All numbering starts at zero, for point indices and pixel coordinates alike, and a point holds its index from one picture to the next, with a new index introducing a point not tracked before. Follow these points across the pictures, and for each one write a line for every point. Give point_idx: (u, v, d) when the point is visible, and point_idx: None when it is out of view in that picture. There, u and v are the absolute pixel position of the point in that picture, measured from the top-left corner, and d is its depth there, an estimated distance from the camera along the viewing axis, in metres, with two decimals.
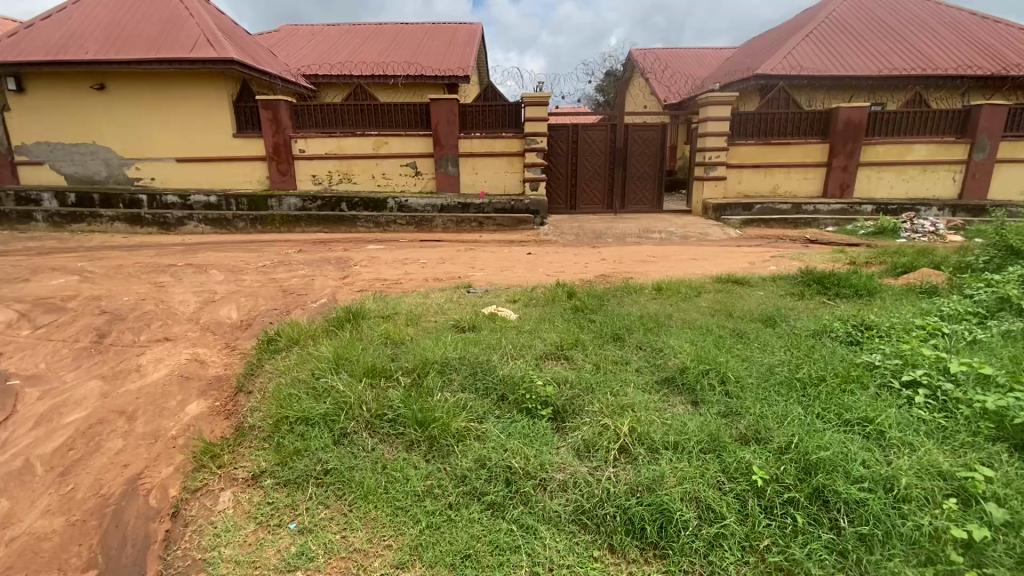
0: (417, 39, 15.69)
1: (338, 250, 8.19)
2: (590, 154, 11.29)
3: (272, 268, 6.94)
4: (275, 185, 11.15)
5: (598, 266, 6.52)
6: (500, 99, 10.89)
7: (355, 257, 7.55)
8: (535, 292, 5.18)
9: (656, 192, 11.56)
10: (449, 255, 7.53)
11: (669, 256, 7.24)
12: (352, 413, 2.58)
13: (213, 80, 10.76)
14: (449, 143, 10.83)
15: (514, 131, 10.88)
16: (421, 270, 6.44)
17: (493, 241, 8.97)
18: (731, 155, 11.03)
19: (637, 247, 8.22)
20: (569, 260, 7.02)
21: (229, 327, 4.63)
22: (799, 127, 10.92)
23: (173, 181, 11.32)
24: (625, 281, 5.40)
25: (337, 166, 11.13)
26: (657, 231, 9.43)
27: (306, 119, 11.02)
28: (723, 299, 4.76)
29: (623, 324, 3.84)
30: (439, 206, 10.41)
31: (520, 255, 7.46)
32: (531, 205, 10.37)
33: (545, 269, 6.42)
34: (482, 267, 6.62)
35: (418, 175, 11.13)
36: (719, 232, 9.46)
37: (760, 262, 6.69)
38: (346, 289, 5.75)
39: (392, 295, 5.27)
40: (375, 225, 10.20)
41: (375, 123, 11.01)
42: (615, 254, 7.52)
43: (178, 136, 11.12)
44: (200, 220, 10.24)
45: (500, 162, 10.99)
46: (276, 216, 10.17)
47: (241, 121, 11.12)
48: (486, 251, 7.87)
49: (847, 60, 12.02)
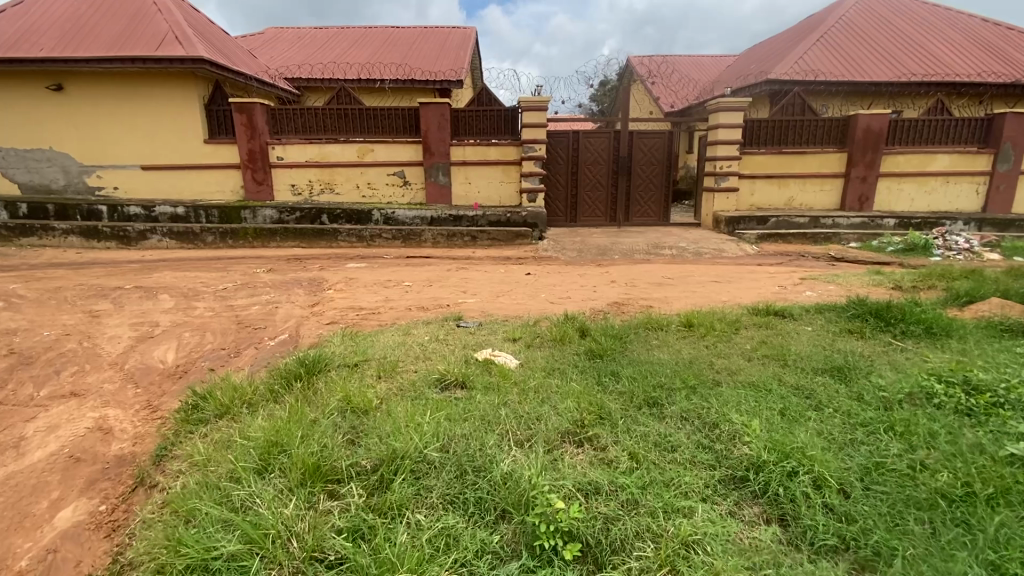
0: (407, 41, 14.88)
1: (313, 270, 7.24)
2: (591, 163, 10.48)
3: (233, 292, 6.02)
4: (250, 196, 10.24)
5: (610, 292, 5.65)
6: (495, 103, 10.09)
7: (331, 278, 6.63)
8: (539, 327, 4.29)
9: (662, 203, 10.77)
10: (438, 276, 6.63)
11: (687, 279, 6.40)
12: (276, 557, 1.69)
13: (182, 80, 9.86)
14: (439, 150, 9.98)
15: (510, 138, 10.07)
16: (405, 296, 5.54)
17: (487, 258, 8.09)
18: (743, 165, 10.25)
19: (648, 266, 7.36)
20: (575, 283, 6.14)
21: (159, 377, 3.71)
22: (815, 134, 10.18)
23: (137, 191, 10.38)
24: (644, 314, 4.55)
25: (318, 175, 10.24)
26: (666, 247, 8.60)
27: (284, 124, 10.15)
28: (769, 339, 3.91)
29: (659, 381, 2.97)
30: (428, 219, 9.56)
31: (518, 275, 6.58)
32: (529, 217, 9.51)
33: (548, 294, 5.54)
34: (476, 292, 5.72)
35: (406, 184, 10.26)
36: (733, 248, 8.66)
37: (794, 288, 5.85)
38: (313, 321, 4.84)
39: (367, 330, 4.36)
40: (358, 240, 9.25)
41: (359, 129, 10.15)
42: (625, 274, 6.66)
43: (143, 142, 10.18)
44: (164, 233, 9.17)
45: (495, 171, 10.15)
46: (247, 229, 9.17)
47: (213, 126, 10.22)
48: (480, 270, 6.98)
49: (863, 64, 11.33)
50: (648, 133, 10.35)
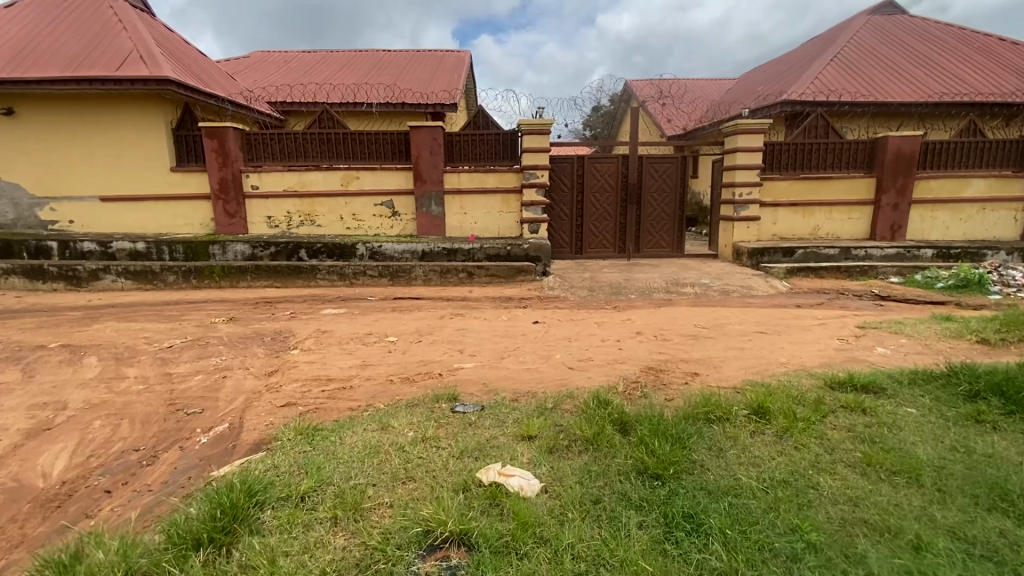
0: (399, 64, 14.13)
1: (282, 318, 6.15)
2: (598, 190, 9.58)
3: (176, 354, 4.92)
4: (220, 229, 9.25)
5: (639, 350, 4.61)
6: (493, 127, 9.22)
7: (300, 330, 5.55)
8: (562, 414, 3.24)
9: (676, 233, 9.84)
10: (428, 325, 5.57)
11: (726, 328, 5.38)
12: None
13: (146, 103, 8.92)
14: (432, 178, 9.06)
15: (509, 164, 9.19)
16: (386, 358, 4.46)
17: (486, 300, 7.06)
18: (764, 191, 9.37)
19: (672, 310, 6.35)
20: (594, 335, 5.08)
21: (28, 508, 2.61)
22: (840, 158, 9.37)
23: (96, 226, 9.35)
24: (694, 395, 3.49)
25: (297, 206, 9.27)
26: (687, 285, 7.63)
27: (260, 150, 9.23)
28: (877, 435, 2.90)
29: (768, 542, 1.99)
30: (418, 253, 8.56)
31: (522, 324, 5.54)
32: (531, 250, 8.53)
33: (563, 354, 4.48)
34: (473, 350, 4.65)
35: (395, 215, 9.29)
36: (763, 286, 7.71)
37: (859, 343, 4.85)
38: (264, 401, 3.76)
39: (331, 421, 3.28)
40: (339, 278, 8.17)
41: (344, 155, 9.24)
42: (650, 322, 5.64)
43: (103, 171, 9.19)
44: (119, 272, 8.06)
45: (493, 200, 9.20)
46: (214, 268, 8.09)
47: (181, 153, 9.26)
48: (477, 317, 5.92)
49: (884, 84, 10.63)
50: (659, 158, 9.50)
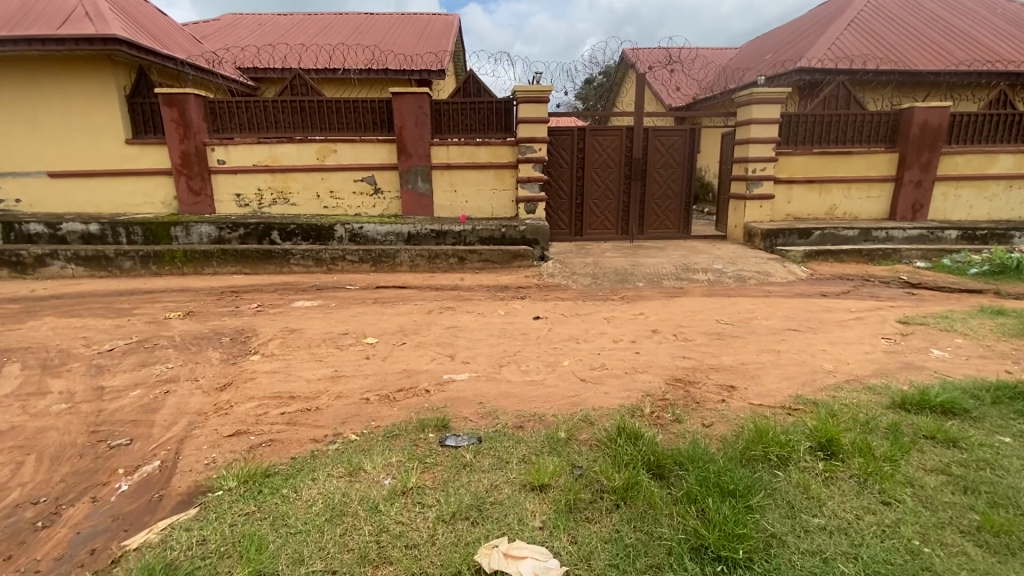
0: (381, 27, 13.02)
1: (247, 313, 5.37)
2: (599, 166, 8.80)
3: (115, 361, 4.15)
4: (184, 209, 8.37)
5: (660, 356, 3.94)
6: (485, 95, 8.36)
7: (264, 328, 4.80)
8: (580, 449, 2.58)
9: (683, 212, 9.13)
10: (413, 323, 4.84)
11: (754, 326, 4.72)
12: None
13: (94, 66, 7.90)
14: (418, 151, 8.21)
15: (503, 137, 8.37)
16: (363, 368, 3.75)
17: (479, 290, 6.34)
18: (779, 168, 8.65)
19: (688, 302, 5.67)
20: (605, 335, 4.40)
21: None
22: (861, 131, 8.67)
23: (44, 205, 8.41)
24: (739, 426, 2.83)
25: (270, 182, 8.40)
26: (700, 271, 6.96)
27: (225, 120, 8.30)
28: (986, 483, 2.28)
29: None
30: (403, 235, 7.82)
31: (522, 321, 4.83)
32: (528, 232, 7.78)
33: (572, 362, 3.79)
34: (467, 356, 3.95)
35: (377, 193, 8.46)
36: (781, 272, 7.07)
37: (910, 344, 4.22)
38: (208, 427, 3.05)
39: (287, 462, 2.60)
40: (315, 263, 7.35)
41: (320, 126, 8.36)
42: (667, 317, 4.96)
43: (49, 143, 8.22)
44: (69, 257, 7.19)
45: (485, 176, 8.39)
46: (175, 252, 7.24)
47: (138, 123, 8.30)
48: (469, 312, 5.20)
49: (907, 51, 9.85)
50: (666, 130, 8.72)
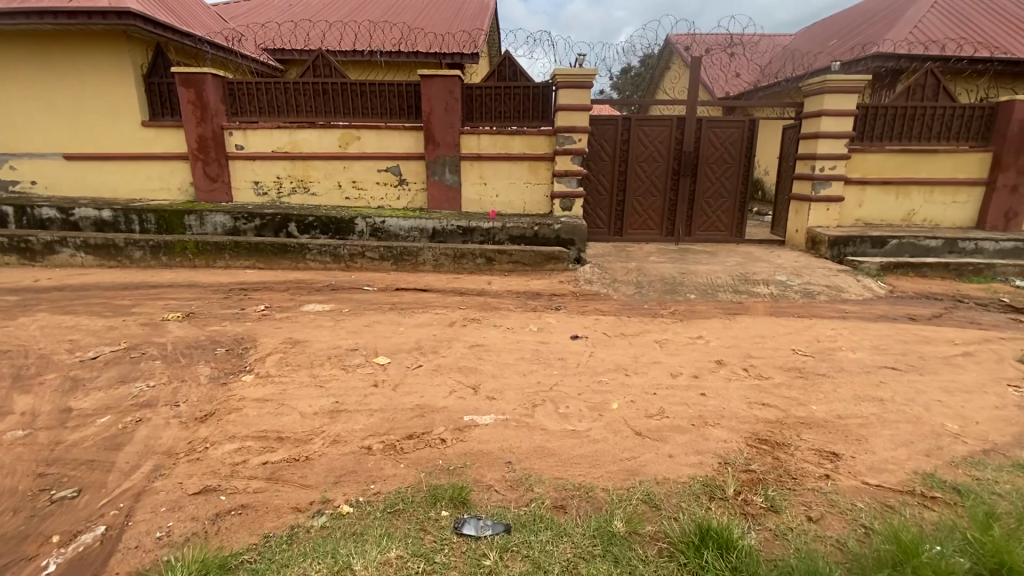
0: (413, 7, 12.33)
1: (251, 317, 4.82)
2: (645, 159, 7.97)
3: (93, 374, 3.64)
4: (200, 196, 7.94)
5: (731, 402, 3.17)
6: (522, 78, 7.62)
7: (266, 338, 4.23)
8: (648, 559, 1.88)
9: (736, 213, 8.23)
10: (433, 338, 4.19)
11: (841, 361, 3.90)
12: None
13: (111, 44, 7.51)
14: (446, 140, 7.54)
15: (540, 125, 7.62)
16: (369, 400, 3.12)
17: (509, 298, 5.65)
18: (850, 167, 7.66)
19: (752, 322, 4.86)
20: (660, 367, 3.65)
21: None
22: (949, 127, 7.59)
23: (60, 188, 8.10)
24: (861, 531, 2.08)
25: (289, 170, 7.88)
26: (760, 284, 6.10)
27: (245, 103, 7.80)
28: None
29: None
30: (428, 231, 7.22)
31: (559, 342, 4.13)
32: (563, 232, 7.06)
33: (623, 405, 3.08)
34: (493, 389, 3.27)
35: (402, 184, 7.85)
36: (856, 288, 6.15)
37: None
38: (173, 479, 2.46)
39: (256, 548, 1.98)
40: (333, 260, 6.79)
41: (343, 111, 7.78)
42: (731, 343, 4.17)
43: (65, 124, 7.89)
44: (78, 246, 6.82)
45: (519, 168, 7.67)
46: (186, 242, 6.79)
47: (155, 104, 7.88)
48: (497, 326, 4.51)
49: (1005, 35, 8.61)
50: (722, 121, 7.85)
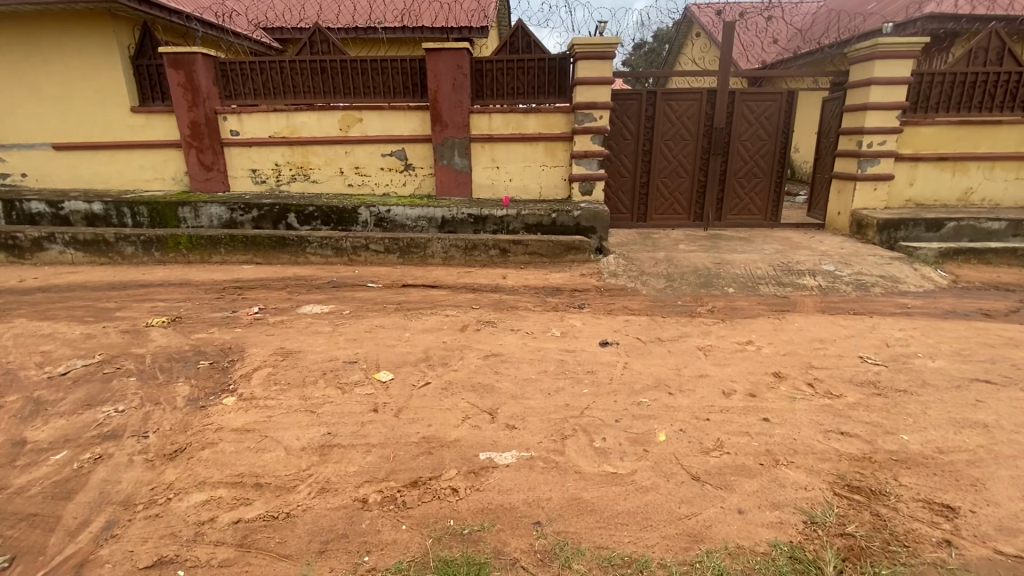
0: None
1: (242, 322, 4.35)
2: (671, 137, 7.32)
3: (58, 396, 3.20)
4: (196, 186, 7.47)
5: (802, 432, 2.62)
6: (537, 51, 6.97)
7: (255, 348, 3.75)
8: None
9: (771, 195, 7.56)
10: (443, 347, 3.69)
11: (920, 374, 3.31)
12: None
13: (95, 24, 6.99)
14: (455, 120, 6.95)
15: (557, 102, 6.99)
16: (367, 431, 2.62)
17: (526, 295, 5.11)
18: (901, 142, 6.91)
19: (805, 321, 4.26)
20: (709, 384, 3.11)
21: None
22: (1015, 94, 6.78)
23: (51, 180, 7.70)
24: None
25: (288, 156, 7.36)
26: (805, 275, 5.48)
27: (239, 85, 7.27)
28: None
29: None
30: (437, 221, 6.70)
31: (586, 351, 3.59)
32: (583, 219, 6.50)
33: (671, 437, 2.54)
34: (514, 414, 2.76)
35: (408, 169, 7.29)
36: (914, 278, 5.50)
37: None
38: (125, 544, 2.00)
39: None
40: (335, 253, 6.29)
41: (344, 91, 7.21)
42: (787, 351, 3.60)
43: (52, 111, 7.44)
44: (67, 242, 6.41)
45: (534, 149, 7.05)
46: (179, 237, 6.34)
47: (145, 88, 7.38)
48: (514, 331, 3.99)
49: None
50: (757, 94, 7.18)
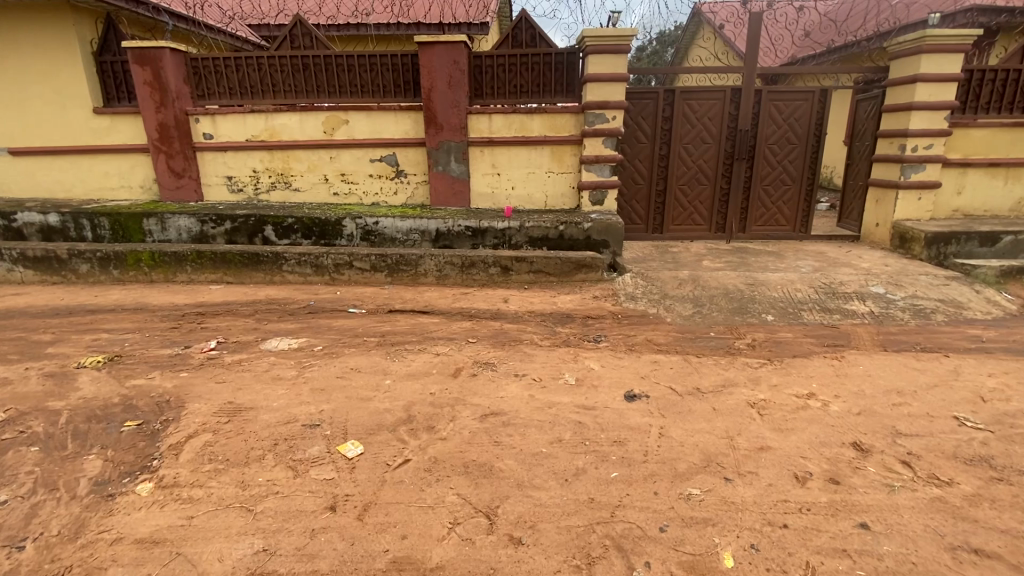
0: None
1: (191, 363, 3.62)
2: (691, 140, 6.61)
3: None
4: (165, 195, 6.78)
5: (920, 552, 1.90)
6: (542, 45, 6.26)
7: (197, 403, 3.03)
8: None
9: (801, 204, 6.84)
10: (429, 402, 2.95)
11: None
12: None
13: (52, 16, 6.31)
14: (451, 122, 6.24)
15: (564, 102, 6.28)
16: (317, 550, 1.90)
17: (532, 324, 4.38)
18: (950, 146, 6.18)
19: (869, 362, 3.53)
20: (775, 466, 2.37)
21: None
22: None
23: (8, 188, 7.02)
24: None
25: (267, 161, 6.65)
26: (852, 299, 4.76)
27: (213, 84, 6.57)
28: None
29: None
30: (430, 234, 5.97)
31: (610, 409, 2.85)
32: (594, 232, 5.78)
33: (742, 564, 1.82)
34: (520, 519, 2.02)
35: (400, 176, 6.58)
36: (979, 303, 4.77)
37: None
38: None
39: None
40: (314, 271, 5.58)
41: (328, 89, 6.50)
42: (861, 410, 2.87)
43: (8, 112, 6.75)
44: (15, 258, 5.71)
45: (539, 154, 6.34)
46: (140, 253, 5.64)
47: (110, 87, 6.69)
48: (518, 376, 3.25)
49: None
50: (787, 92, 6.47)
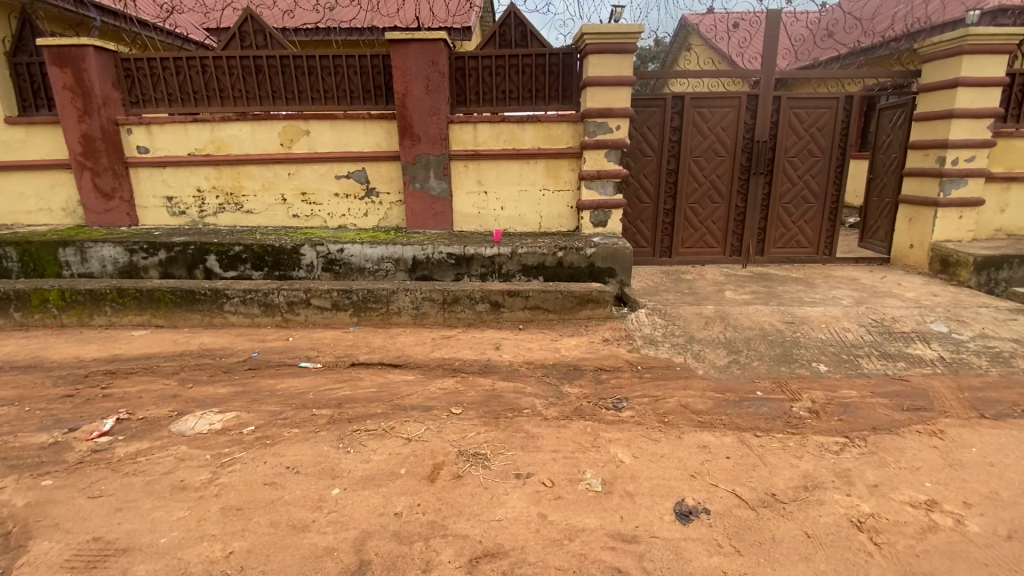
0: None
1: (67, 460, 2.61)
2: (703, 153, 5.84)
3: None
4: (92, 218, 5.76)
5: None
6: (533, 44, 5.45)
7: (47, 541, 2.05)
8: None
9: (824, 224, 6.09)
10: (393, 535, 2.01)
11: None
12: None
13: None
14: (428, 133, 5.36)
15: (560, 110, 5.47)
16: None
17: (533, 381, 3.47)
18: (992, 158, 5.51)
19: (978, 440, 2.70)
20: None
21: None
22: None
23: None
24: None
25: (214, 179, 5.69)
26: (914, 341, 3.96)
27: (148, 89, 5.61)
28: None
29: None
30: (405, 263, 5.05)
31: (658, 543, 1.95)
32: (599, 259, 4.93)
33: None
34: None
35: (370, 194, 5.66)
36: None
37: None
38: None
39: None
40: (262, 311, 4.60)
41: (285, 95, 5.59)
42: (1014, 532, 2.01)
43: None
44: None
45: (532, 169, 5.49)
46: (46, 292, 4.60)
47: (26, 94, 5.69)
48: (521, 479, 2.33)
49: None
50: (809, 99, 5.75)
